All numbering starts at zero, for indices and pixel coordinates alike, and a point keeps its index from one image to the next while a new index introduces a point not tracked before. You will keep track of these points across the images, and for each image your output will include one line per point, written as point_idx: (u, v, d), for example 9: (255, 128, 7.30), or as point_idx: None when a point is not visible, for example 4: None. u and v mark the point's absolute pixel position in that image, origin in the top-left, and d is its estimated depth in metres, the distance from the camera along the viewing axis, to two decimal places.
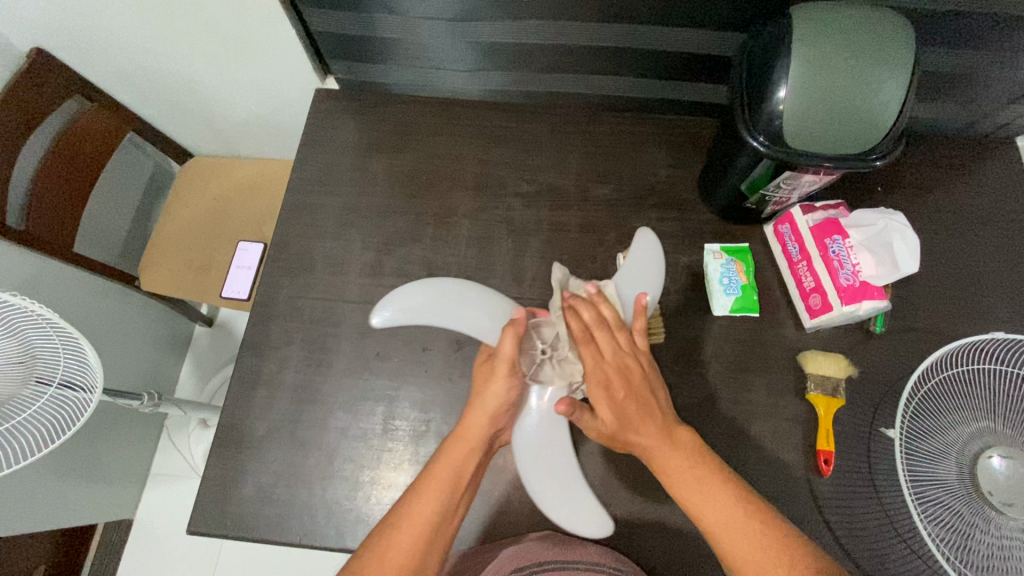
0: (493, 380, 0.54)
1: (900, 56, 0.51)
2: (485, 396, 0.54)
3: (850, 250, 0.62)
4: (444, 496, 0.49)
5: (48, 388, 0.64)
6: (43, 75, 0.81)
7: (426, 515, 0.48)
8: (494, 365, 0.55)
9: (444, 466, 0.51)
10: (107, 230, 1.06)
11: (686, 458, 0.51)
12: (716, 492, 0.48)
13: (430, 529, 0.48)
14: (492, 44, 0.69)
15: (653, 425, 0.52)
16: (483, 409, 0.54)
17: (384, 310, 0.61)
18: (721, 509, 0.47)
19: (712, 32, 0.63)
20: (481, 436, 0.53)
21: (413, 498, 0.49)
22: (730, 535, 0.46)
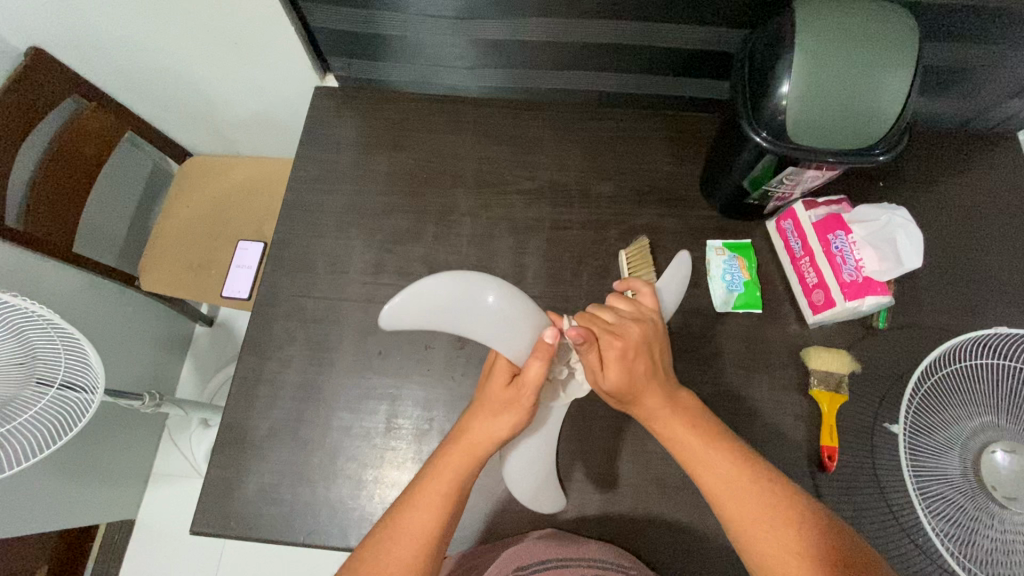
0: (509, 408, 0.51)
1: (903, 49, 0.50)
2: (499, 422, 0.51)
3: (853, 245, 0.62)
4: (446, 515, 0.48)
5: (49, 389, 0.64)
6: (41, 74, 0.80)
7: (421, 532, 0.46)
8: (518, 392, 0.51)
9: (445, 479, 0.49)
10: (106, 230, 1.06)
11: (688, 423, 0.51)
12: (720, 459, 0.49)
13: (428, 545, 0.46)
14: (493, 41, 0.69)
15: (659, 393, 0.52)
16: (493, 432, 0.51)
17: (390, 312, 0.50)
18: (720, 467, 0.48)
19: (714, 28, 0.63)
20: (486, 456, 0.51)
21: (410, 510, 0.47)
22: (729, 492, 0.47)
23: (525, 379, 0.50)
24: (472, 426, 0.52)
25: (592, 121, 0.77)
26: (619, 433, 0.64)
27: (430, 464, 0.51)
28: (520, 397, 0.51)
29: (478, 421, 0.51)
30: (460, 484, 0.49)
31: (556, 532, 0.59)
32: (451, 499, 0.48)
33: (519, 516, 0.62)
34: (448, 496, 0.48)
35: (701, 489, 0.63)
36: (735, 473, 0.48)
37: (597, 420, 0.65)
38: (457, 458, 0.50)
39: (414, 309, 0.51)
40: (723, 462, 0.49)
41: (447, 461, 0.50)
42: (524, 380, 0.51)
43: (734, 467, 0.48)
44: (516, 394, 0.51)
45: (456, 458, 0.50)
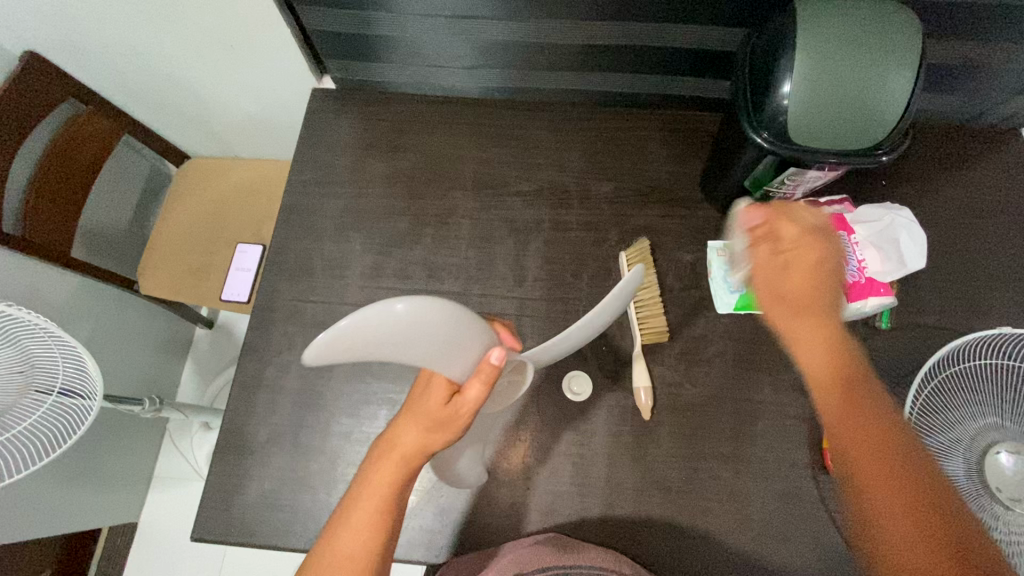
0: (441, 429, 0.48)
1: (907, 49, 0.50)
2: (431, 440, 0.48)
3: (856, 246, 0.61)
4: (379, 535, 0.47)
5: (47, 398, 0.64)
6: (36, 80, 0.80)
7: (353, 553, 0.47)
8: (454, 414, 0.47)
9: (371, 497, 0.48)
10: (104, 234, 1.05)
11: (847, 355, 0.49)
12: (848, 392, 0.48)
13: (366, 563, 0.47)
14: (490, 41, 0.68)
15: (818, 317, 0.50)
16: (422, 449, 0.48)
17: (334, 334, 0.37)
18: (843, 388, 0.48)
19: (714, 27, 0.62)
20: (413, 468, 0.49)
21: (341, 531, 0.48)
22: (841, 411, 0.48)
23: (461, 402, 0.47)
24: (399, 441, 0.49)
25: (591, 121, 0.76)
26: (620, 437, 0.64)
27: (358, 480, 0.49)
28: (456, 417, 0.48)
29: (408, 435, 0.48)
30: (386, 502, 0.48)
31: (557, 537, 0.59)
32: (382, 518, 0.48)
33: (521, 520, 0.61)
34: (376, 514, 0.48)
35: (703, 492, 0.62)
36: (870, 416, 0.46)
37: (597, 423, 0.64)
38: (380, 476, 0.48)
39: (366, 333, 0.38)
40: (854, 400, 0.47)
41: (371, 479, 0.49)
42: (461, 403, 0.47)
43: (866, 409, 0.47)
44: (452, 415, 0.47)
45: (382, 477, 0.48)
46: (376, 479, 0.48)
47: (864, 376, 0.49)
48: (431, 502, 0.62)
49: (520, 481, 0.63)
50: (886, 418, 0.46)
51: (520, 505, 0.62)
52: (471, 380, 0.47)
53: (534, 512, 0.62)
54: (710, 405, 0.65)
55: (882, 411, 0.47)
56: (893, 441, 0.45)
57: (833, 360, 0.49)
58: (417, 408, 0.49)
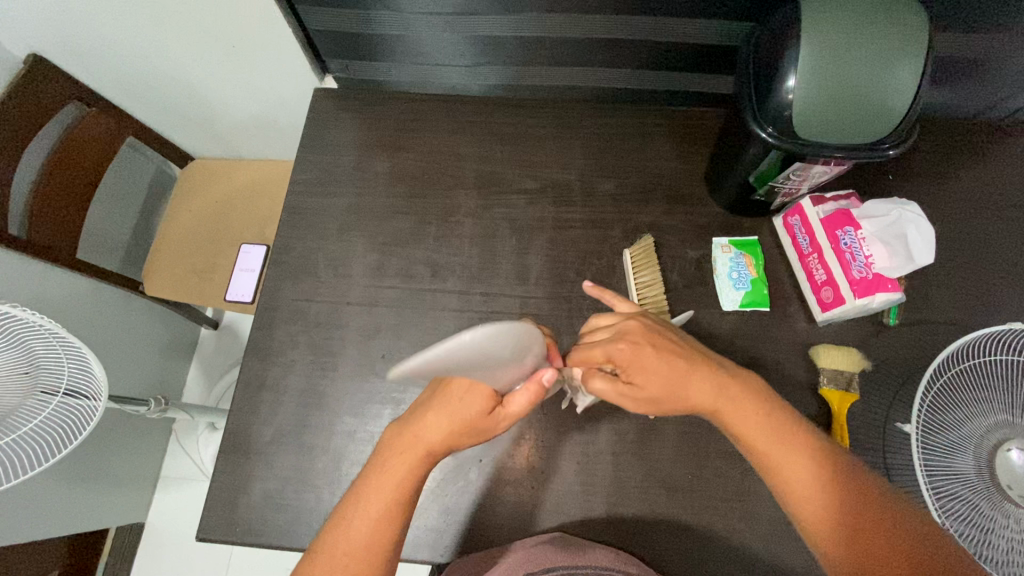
0: (475, 437, 0.49)
1: (913, 40, 0.49)
2: (460, 441, 0.49)
3: (862, 241, 0.61)
4: (391, 529, 0.47)
5: (53, 398, 0.64)
6: (39, 83, 0.80)
7: (368, 546, 0.47)
8: (492, 425, 0.49)
9: (388, 488, 0.48)
10: (109, 235, 1.06)
11: (762, 407, 0.49)
12: (778, 439, 0.48)
13: (375, 556, 0.47)
14: (492, 39, 0.68)
15: (713, 380, 0.50)
16: (447, 445, 0.49)
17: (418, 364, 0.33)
18: (776, 442, 0.48)
19: (718, 21, 0.62)
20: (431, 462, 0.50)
21: (353, 522, 0.47)
22: (782, 462, 0.47)
23: (505, 412, 0.48)
24: (424, 434, 0.48)
25: (594, 118, 0.76)
26: (625, 436, 0.63)
27: (372, 470, 0.49)
28: (495, 425, 0.49)
29: (435, 432, 0.48)
30: (403, 493, 0.48)
31: (561, 536, 0.58)
32: (396, 511, 0.48)
33: (525, 520, 0.61)
34: (392, 507, 0.48)
35: (708, 490, 0.62)
36: (805, 459, 0.47)
37: (602, 421, 0.64)
38: (400, 466, 0.48)
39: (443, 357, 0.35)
40: (785, 441, 0.48)
41: (389, 469, 0.48)
42: (505, 413, 0.48)
43: (803, 451, 0.47)
44: (493, 423, 0.49)
45: (400, 469, 0.48)
46: (393, 470, 0.48)
47: (783, 415, 0.49)
48: (435, 501, 0.62)
49: (525, 480, 0.62)
50: (813, 450, 0.47)
51: (525, 504, 0.62)
52: (519, 391, 0.48)
53: (540, 510, 0.61)
54: None
55: (815, 441, 0.48)
56: (837, 481, 0.46)
57: (755, 417, 0.49)
58: (453, 417, 0.48)
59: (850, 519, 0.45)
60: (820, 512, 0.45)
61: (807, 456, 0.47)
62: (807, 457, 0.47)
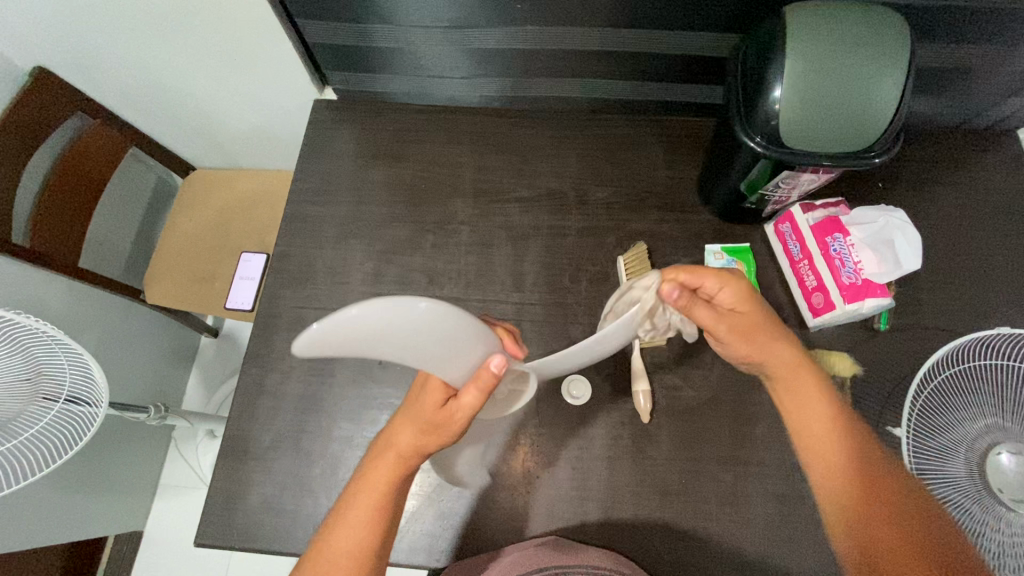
0: (437, 433, 0.49)
1: (896, 52, 0.50)
2: (426, 439, 0.49)
3: (851, 247, 0.62)
4: (376, 533, 0.49)
5: (54, 404, 0.65)
6: (45, 94, 0.82)
7: (352, 549, 0.48)
8: (448, 418, 0.48)
9: (372, 494, 0.49)
10: (111, 245, 1.07)
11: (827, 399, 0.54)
12: (833, 428, 0.53)
13: (361, 559, 0.48)
14: (487, 51, 0.70)
15: (791, 357, 0.56)
16: (418, 447, 0.49)
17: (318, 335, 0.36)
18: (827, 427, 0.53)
19: (707, 34, 0.63)
20: (412, 465, 0.50)
21: (340, 528, 0.48)
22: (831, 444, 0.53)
23: (457, 405, 0.48)
24: (396, 439, 0.50)
25: (588, 128, 0.77)
26: (620, 440, 0.64)
27: (359, 478, 0.50)
28: (450, 420, 0.48)
29: (404, 436, 0.49)
30: (386, 499, 0.49)
31: (556, 539, 0.59)
32: (380, 516, 0.49)
33: (520, 524, 0.62)
34: (376, 513, 0.49)
35: (702, 494, 0.62)
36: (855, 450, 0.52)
37: (596, 426, 0.65)
38: (382, 472, 0.50)
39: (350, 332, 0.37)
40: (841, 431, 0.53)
41: (373, 475, 0.50)
42: (456, 407, 0.48)
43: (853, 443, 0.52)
44: (445, 419, 0.48)
45: (382, 474, 0.50)
46: (376, 476, 0.50)
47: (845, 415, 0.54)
48: (431, 506, 0.62)
49: (521, 484, 0.63)
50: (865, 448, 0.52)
51: (520, 509, 0.62)
52: (469, 385, 0.47)
53: (535, 514, 0.62)
54: (710, 407, 0.65)
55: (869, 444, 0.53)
56: (876, 476, 0.51)
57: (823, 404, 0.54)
58: (415, 409, 0.50)
59: (872, 503, 0.50)
60: (852, 484, 0.51)
61: (857, 451, 0.52)
62: (854, 449, 0.52)
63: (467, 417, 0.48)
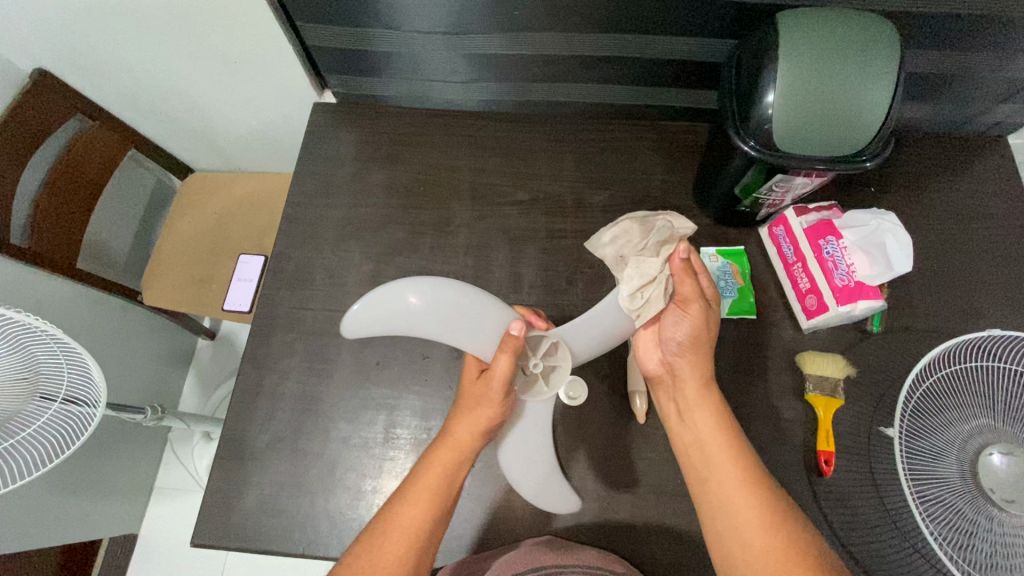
0: (485, 403, 0.55)
1: (885, 58, 0.51)
2: (478, 414, 0.54)
3: (844, 250, 0.63)
4: (433, 513, 0.50)
5: (52, 404, 0.65)
6: (44, 96, 0.82)
7: (413, 524, 0.49)
8: (487, 386, 0.54)
9: (435, 475, 0.52)
10: (109, 246, 1.07)
11: (720, 415, 0.55)
12: (720, 444, 0.54)
13: (419, 538, 0.49)
14: (485, 56, 0.70)
15: (697, 372, 0.57)
16: (475, 426, 0.54)
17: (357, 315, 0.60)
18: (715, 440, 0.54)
19: (701, 40, 0.64)
20: (473, 449, 0.54)
21: (400, 506, 0.50)
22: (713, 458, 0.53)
23: (492, 372, 0.54)
24: (455, 424, 0.55)
25: (585, 132, 0.78)
26: (617, 441, 0.65)
27: (419, 464, 0.53)
28: (488, 388, 0.54)
29: (461, 424, 0.54)
30: (446, 481, 0.52)
31: (554, 539, 0.59)
32: (437, 497, 0.51)
33: (516, 524, 0.62)
34: (437, 493, 0.51)
35: None
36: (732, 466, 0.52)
37: (592, 428, 0.65)
38: (446, 455, 0.53)
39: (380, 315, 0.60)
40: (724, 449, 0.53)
41: (435, 458, 0.53)
42: (493, 372, 0.54)
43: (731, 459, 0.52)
44: (484, 388, 0.55)
45: (443, 457, 0.53)
46: (439, 458, 0.53)
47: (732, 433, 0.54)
48: None
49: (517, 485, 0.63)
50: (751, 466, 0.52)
51: (517, 510, 0.62)
52: (499, 353, 0.54)
53: (533, 515, 0.62)
54: None
55: (754, 461, 0.52)
56: (754, 490, 0.50)
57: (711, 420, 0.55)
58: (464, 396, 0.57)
59: (736, 518, 0.50)
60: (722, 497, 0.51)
61: (732, 469, 0.52)
62: (733, 465, 0.52)
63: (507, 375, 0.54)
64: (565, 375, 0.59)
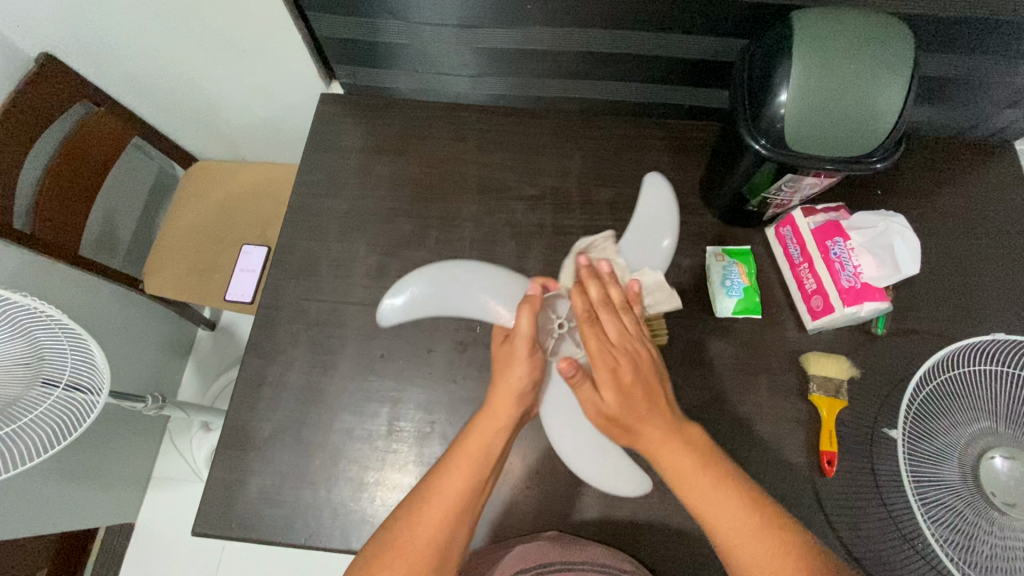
0: (516, 364, 0.55)
1: (898, 60, 0.51)
2: (517, 375, 0.54)
3: (850, 251, 0.63)
4: (473, 482, 0.50)
5: (54, 390, 0.65)
6: (49, 80, 0.82)
7: (454, 493, 0.49)
8: (513, 347, 0.55)
9: (474, 444, 0.52)
10: (110, 234, 1.07)
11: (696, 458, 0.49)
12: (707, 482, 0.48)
13: (458, 506, 0.49)
14: (495, 50, 0.70)
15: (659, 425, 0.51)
16: (513, 390, 0.54)
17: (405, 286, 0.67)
18: (700, 488, 0.48)
19: (714, 38, 0.64)
20: (512, 418, 0.54)
21: (442, 475, 0.50)
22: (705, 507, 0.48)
23: (517, 330, 0.54)
24: (494, 392, 0.55)
25: (593, 129, 0.78)
26: None
27: (460, 435, 0.53)
28: (513, 348, 0.55)
29: (500, 391, 0.54)
30: (484, 450, 0.51)
31: (559, 535, 0.60)
32: (478, 466, 0.51)
33: (519, 519, 0.62)
34: (477, 461, 0.51)
35: None
36: (736, 514, 0.46)
37: None
38: (487, 424, 0.53)
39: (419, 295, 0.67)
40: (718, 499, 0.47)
41: (476, 428, 0.53)
42: (515, 332, 0.55)
43: (734, 502, 0.47)
44: (511, 349, 0.55)
45: (483, 426, 0.53)
46: (479, 428, 0.53)
47: (721, 466, 0.49)
48: None
49: (521, 480, 0.63)
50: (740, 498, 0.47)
51: (520, 505, 0.62)
52: (520, 312, 0.54)
53: (535, 510, 0.62)
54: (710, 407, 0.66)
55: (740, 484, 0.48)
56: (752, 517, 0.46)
57: (696, 466, 0.49)
58: (495, 366, 0.56)
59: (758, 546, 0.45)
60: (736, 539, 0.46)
61: (725, 501, 0.47)
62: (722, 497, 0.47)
63: (584, 307, 0.55)
64: (592, 334, 0.61)
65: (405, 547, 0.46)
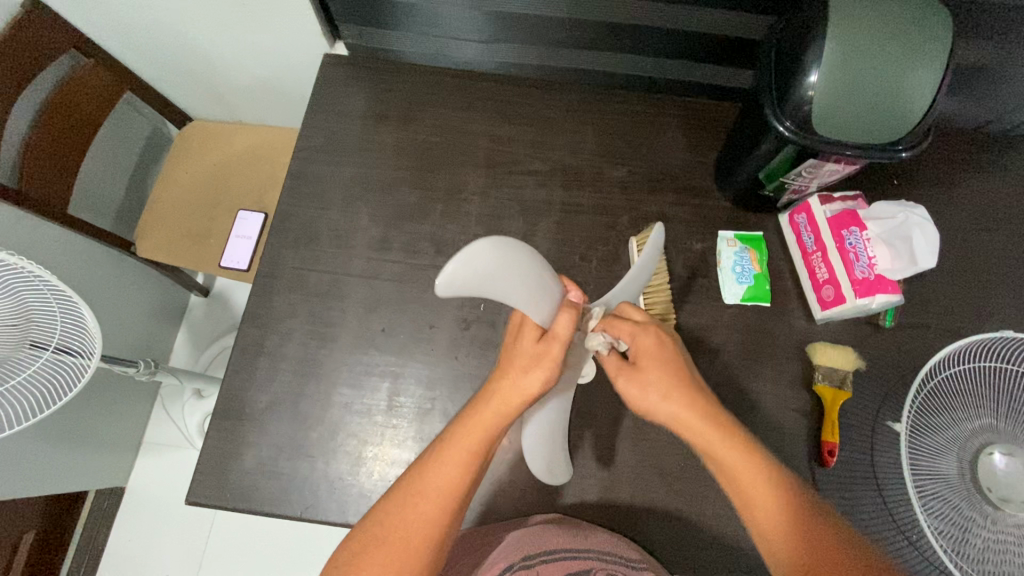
0: (541, 363, 0.47)
1: (935, 46, 0.49)
2: (530, 378, 0.47)
3: (867, 242, 0.61)
4: (469, 478, 0.45)
5: (44, 352, 0.63)
6: (36, 27, 0.77)
7: (444, 488, 0.44)
8: (547, 346, 0.48)
9: (472, 437, 0.45)
10: (99, 194, 1.03)
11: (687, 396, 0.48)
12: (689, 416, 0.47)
13: (453, 500, 0.44)
14: (510, 15, 0.67)
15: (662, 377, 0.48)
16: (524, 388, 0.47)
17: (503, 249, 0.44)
18: (697, 425, 0.47)
19: (742, 13, 0.62)
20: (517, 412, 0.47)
21: (435, 463, 0.45)
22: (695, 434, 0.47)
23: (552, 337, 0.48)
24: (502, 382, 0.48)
25: (607, 104, 0.75)
26: (622, 420, 0.64)
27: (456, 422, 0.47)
28: (548, 350, 0.48)
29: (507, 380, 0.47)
30: (484, 448, 0.45)
31: (557, 517, 0.59)
32: (473, 460, 0.45)
33: (517, 498, 0.62)
34: (476, 452, 0.45)
35: (701, 479, 0.63)
36: (766, 497, 0.43)
37: (598, 406, 0.65)
38: (492, 415, 0.46)
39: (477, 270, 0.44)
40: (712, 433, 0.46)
41: (472, 424, 0.46)
42: (552, 332, 0.48)
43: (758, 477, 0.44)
44: (545, 347, 0.48)
45: (478, 421, 0.46)
46: (477, 420, 0.46)
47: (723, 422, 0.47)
48: None
49: (519, 460, 0.63)
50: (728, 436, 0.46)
51: (520, 483, 0.62)
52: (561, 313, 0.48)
53: (535, 491, 0.62)
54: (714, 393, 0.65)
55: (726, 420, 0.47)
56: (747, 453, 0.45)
57: (721, 440, 0.46)
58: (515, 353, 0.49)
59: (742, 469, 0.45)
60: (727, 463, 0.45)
61: (715, 432, 0.46)
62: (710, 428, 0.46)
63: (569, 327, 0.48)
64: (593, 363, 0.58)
65: (398, 542, 0.42)
